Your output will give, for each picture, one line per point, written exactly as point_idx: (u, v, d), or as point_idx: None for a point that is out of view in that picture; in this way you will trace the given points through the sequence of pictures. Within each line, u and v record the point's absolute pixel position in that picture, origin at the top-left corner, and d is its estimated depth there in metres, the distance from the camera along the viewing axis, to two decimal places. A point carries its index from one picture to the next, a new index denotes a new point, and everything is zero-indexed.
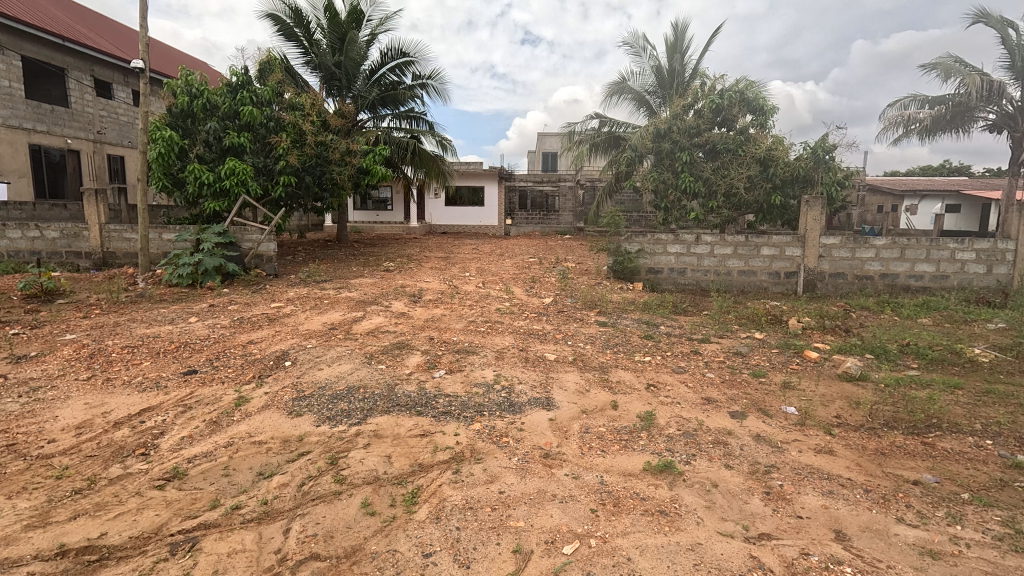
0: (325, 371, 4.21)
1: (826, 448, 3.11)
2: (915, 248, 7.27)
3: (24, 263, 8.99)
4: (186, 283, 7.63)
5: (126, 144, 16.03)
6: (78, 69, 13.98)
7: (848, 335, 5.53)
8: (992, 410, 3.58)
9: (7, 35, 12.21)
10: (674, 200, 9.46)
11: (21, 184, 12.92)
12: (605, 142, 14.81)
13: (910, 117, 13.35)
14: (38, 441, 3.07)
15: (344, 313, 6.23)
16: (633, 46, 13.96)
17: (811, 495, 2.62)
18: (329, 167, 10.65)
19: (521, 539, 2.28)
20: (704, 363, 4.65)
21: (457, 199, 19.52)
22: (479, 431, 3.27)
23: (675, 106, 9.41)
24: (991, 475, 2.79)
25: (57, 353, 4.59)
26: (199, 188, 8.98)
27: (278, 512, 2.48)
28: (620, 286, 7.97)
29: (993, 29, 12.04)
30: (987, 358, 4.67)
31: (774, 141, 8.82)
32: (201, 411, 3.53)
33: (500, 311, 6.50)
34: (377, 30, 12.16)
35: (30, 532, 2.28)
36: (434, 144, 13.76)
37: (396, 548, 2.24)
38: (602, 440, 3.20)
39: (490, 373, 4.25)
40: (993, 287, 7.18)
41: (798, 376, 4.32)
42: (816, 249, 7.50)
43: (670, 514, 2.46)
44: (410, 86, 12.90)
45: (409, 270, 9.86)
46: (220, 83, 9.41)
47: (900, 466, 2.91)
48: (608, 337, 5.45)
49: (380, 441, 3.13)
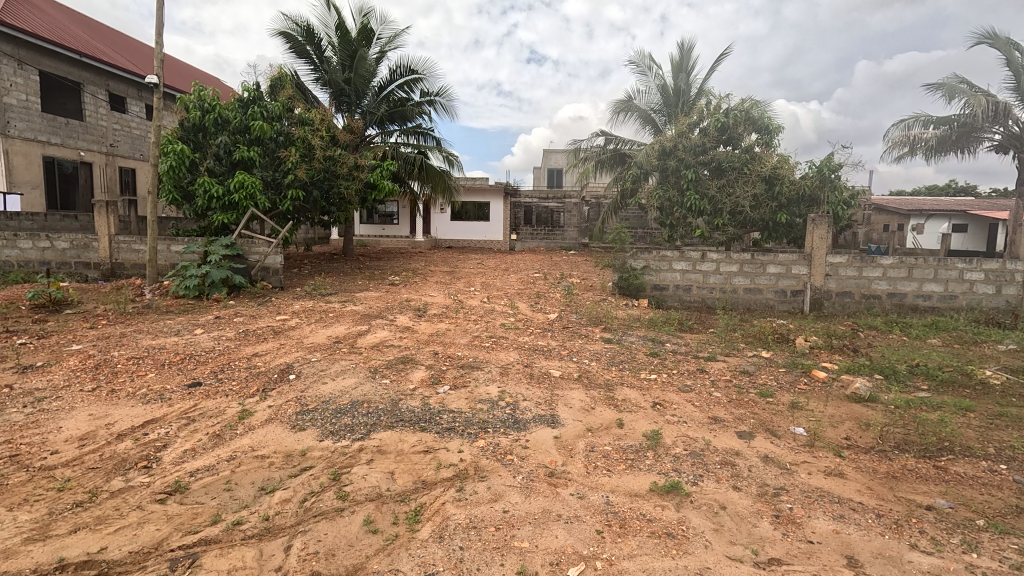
0: (329, 385, 4.19)
1: (836, 471, 3.06)
2: (923, 267, 7.23)
3: (34, 273, 9.07)
4: (192, 295, 7.64)
5: (137, 157, 16.26)
6: (93, 84, 14.28)
7: (856, 354, 5.48)
8: (1005, 434, 3.52)
9: (25, 50, 12.51)
10: (680, 217, 9.54)
11: (34, 195, 13.09)
12: (611, 159, 14.92)
13: (915, 137, 13.29)
14: (40, 453, 3.07)
15: (348, 326, 6.22)
16: (638, 65, 14.19)
17: (823, 520, 2.57)
18: (336, 181, 10.70)
19: (526, 560, 2.24)
20: (711, 383, 4.59)
21: (463, 214, 19.62)
22: (483, 449, 3.23)
23: (681, 124, 9.54)
24: (1007, 501, 2.73)
25: (63, 363, 4.61)
26: (208, 201, 9.05)
27: (279, 529, 2.45)
28: (625, 302, 7.91)
29: (999, 51, 12.08)
30: (1000, 380, 4.59)
31: (779, 159, 8.90)
32: (204, 424, 3.51)
33: (505, 326, 6.44)
34: (386, 48, 12.37)
35: (29, 545, 2.26)
36: (441, 160, 13.87)
37: (398, 568, 2.19)
38: (608, 459, 3.17)
39: (494, 390, 4.19)
40: (1002, 307, 7.13)
41: (806, 397, 4.25)
42: (823, 267, 7.44)
43: (677, 537, 2.41)
44: (417, 103, 13.04)
45: (414, 284, 9.85)
46: (232, 98, 9.54)
47: (913, 491, 2.85)
48: (613, 354, 5.42)
49: (383, 458, 3.10)
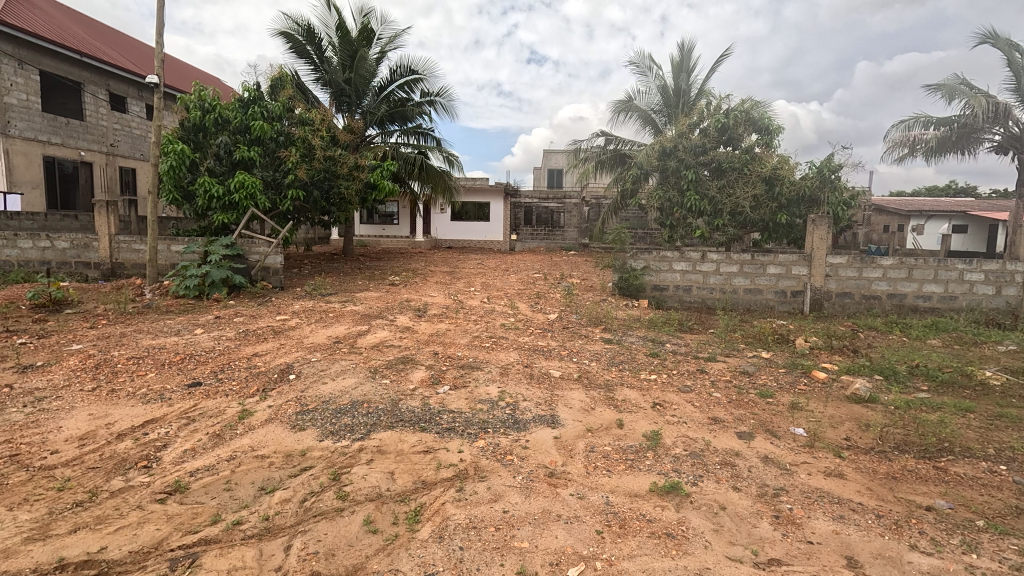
0: (329, 385, 4.19)
1: (836, 472, 3.06)
2: (923, 268, 7.23)
3: (34, 273, 9.07)
4: (192, 295, 7.65)
5: (137, 157, 16.27)
6: (94, 83, 14.29)
7: (856, 355, 5.48)
8: (1004, 435, 3.51)
9: (26, 50, 12.52)
10: (680, 218, 9.54)
11: (34, 195, 13.08)
12: (611, 159, 14.92)
13: (915, 138, 13.28)
14: (40, 452, 3.07)
15: (349, 327, 6.22)
16: (638, 65, 14.20)
17: (822, 520, 2.57)
18: (336, 181, 10.70)
19: (526, 560, 2.24)
20: (711, 383, 4.60)
21: (463, 214, 19.62)
22: (483, 449, 3.23)
23: (681, 124, 9.55)
24: (1007, 502, 2.73)
25: (63, 362, 4.61)
26: (208, 201, 9.05)
27: (279, 529, 2.45)
28: (625, 303, 7.92)
29: (1000, 51, 12.07)
30: (1000, 381, 4.58)
31: (779, 160, 8.92)
32: (204, 424, 3.52)
33: (505, 327, 6.45)
34: (386, 48, 12.37)
35: (29, 545, 2.26)
36: (441, 160, 13.87)
37: (398, 568, 2.20)
38: (608, 460, 3.17)
39: (494, 390, 4.19)
40: (1002, 308, 7.13)
41: (806, 397, 4.25)
42: (823, 268, 7.44)
43: (677, 537, 2.41)
44: (417, 103, 13.05)
45: (414, 284, 9.84)
46: (232, 98, 9.54)
47: (912, 492, 2.85)
48: (613, 354, 5.42)
49: (383, 458, 3.10)
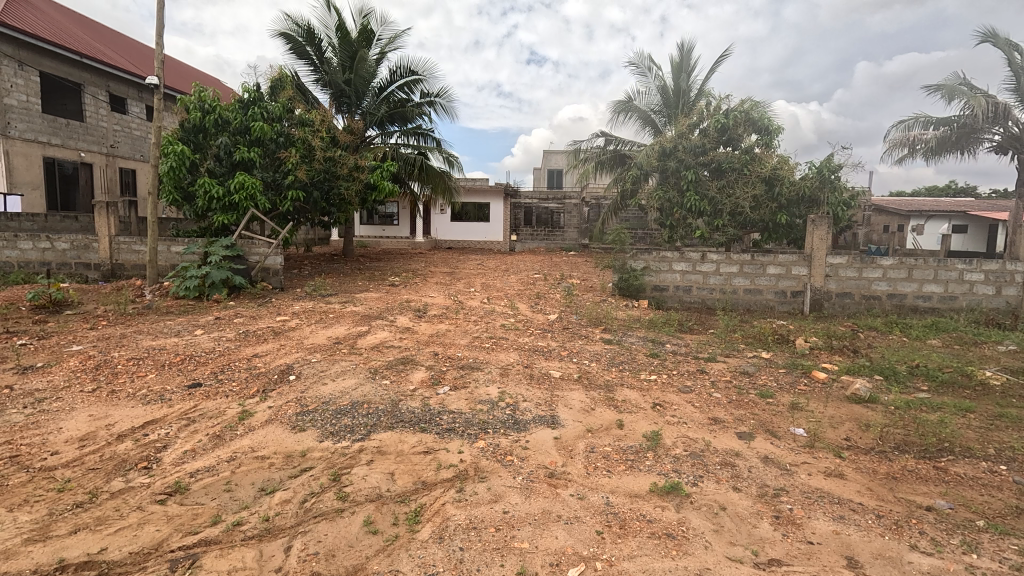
0: (329, 386, 4.19)
1: (836, 472, 3.06)
2: (923, 268, 7.22)
3: (34, 274, 9.06)
4: (192, 296, 7.65)
5: (137, 158, 16.27)
6: (94, 84, 14.29)
7: (856, 355, 5.48)
8: (1004, 435, 3.51)
9: (26, 51, 12.53)
10: (680, 218, 9.54)
11: (34, 196, 13.09)
12: (611, 160, 14.92)
13: (915, 138, 13.28)
14: (40, 453, 3.07)
15: (349, 327, 6.22)
16: (638, 65, 14.21)
17: (822, 521, 2.57)
18: (336, 182, 10.71)
19: (526, 561, 2.24)
20: (711, 383, 4.60)
21: (463, 215, 19.61)
22: (483, 450, 3.22)
23: (681, 125, 9.56)
24: (1007, 502, 2.73)
25: (63, 363, 4.62)
26: (208, 202, 9.05)
27: (279, 529, 2.45)
28: (625, 303, 7.93)
29: (1000, 51, 12.07)
30: (1000, 381, 4.58)
31: (779, 160, 8.94)
32: (204, 424, 3.52)
33: (505, 327, 6.45)
34: (386, 49, 12.38)
35: (29, 546, 2.26)
36: (441, 160, 13.86)
37: (398, 569, 2.20)
38: (608, 460, 3.17)
39: (494, 391, 4.20)
40: (1002, 308, 7.13)
41: (806, 398, 4.25)
42: (823, 268, 7.44)
43: (677, 537, 2.41)
44: (417, 103, 13.06)
45: (413, 285, 9.84)
46: (232, 99, 9.53)
47: (912, 492, 2.85)
48: (613, 354, 5.42)
49: (383, 458, 3.10)
